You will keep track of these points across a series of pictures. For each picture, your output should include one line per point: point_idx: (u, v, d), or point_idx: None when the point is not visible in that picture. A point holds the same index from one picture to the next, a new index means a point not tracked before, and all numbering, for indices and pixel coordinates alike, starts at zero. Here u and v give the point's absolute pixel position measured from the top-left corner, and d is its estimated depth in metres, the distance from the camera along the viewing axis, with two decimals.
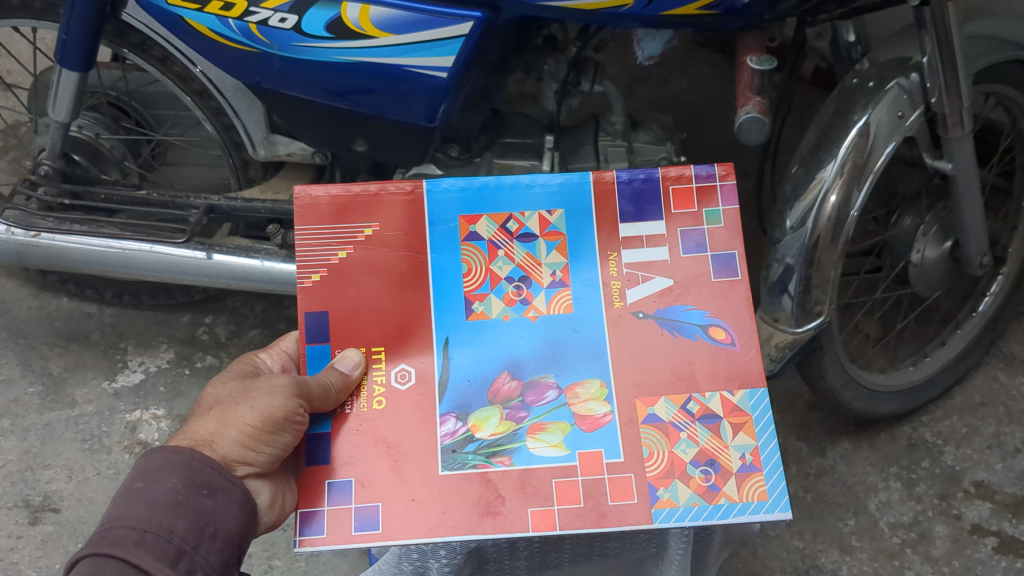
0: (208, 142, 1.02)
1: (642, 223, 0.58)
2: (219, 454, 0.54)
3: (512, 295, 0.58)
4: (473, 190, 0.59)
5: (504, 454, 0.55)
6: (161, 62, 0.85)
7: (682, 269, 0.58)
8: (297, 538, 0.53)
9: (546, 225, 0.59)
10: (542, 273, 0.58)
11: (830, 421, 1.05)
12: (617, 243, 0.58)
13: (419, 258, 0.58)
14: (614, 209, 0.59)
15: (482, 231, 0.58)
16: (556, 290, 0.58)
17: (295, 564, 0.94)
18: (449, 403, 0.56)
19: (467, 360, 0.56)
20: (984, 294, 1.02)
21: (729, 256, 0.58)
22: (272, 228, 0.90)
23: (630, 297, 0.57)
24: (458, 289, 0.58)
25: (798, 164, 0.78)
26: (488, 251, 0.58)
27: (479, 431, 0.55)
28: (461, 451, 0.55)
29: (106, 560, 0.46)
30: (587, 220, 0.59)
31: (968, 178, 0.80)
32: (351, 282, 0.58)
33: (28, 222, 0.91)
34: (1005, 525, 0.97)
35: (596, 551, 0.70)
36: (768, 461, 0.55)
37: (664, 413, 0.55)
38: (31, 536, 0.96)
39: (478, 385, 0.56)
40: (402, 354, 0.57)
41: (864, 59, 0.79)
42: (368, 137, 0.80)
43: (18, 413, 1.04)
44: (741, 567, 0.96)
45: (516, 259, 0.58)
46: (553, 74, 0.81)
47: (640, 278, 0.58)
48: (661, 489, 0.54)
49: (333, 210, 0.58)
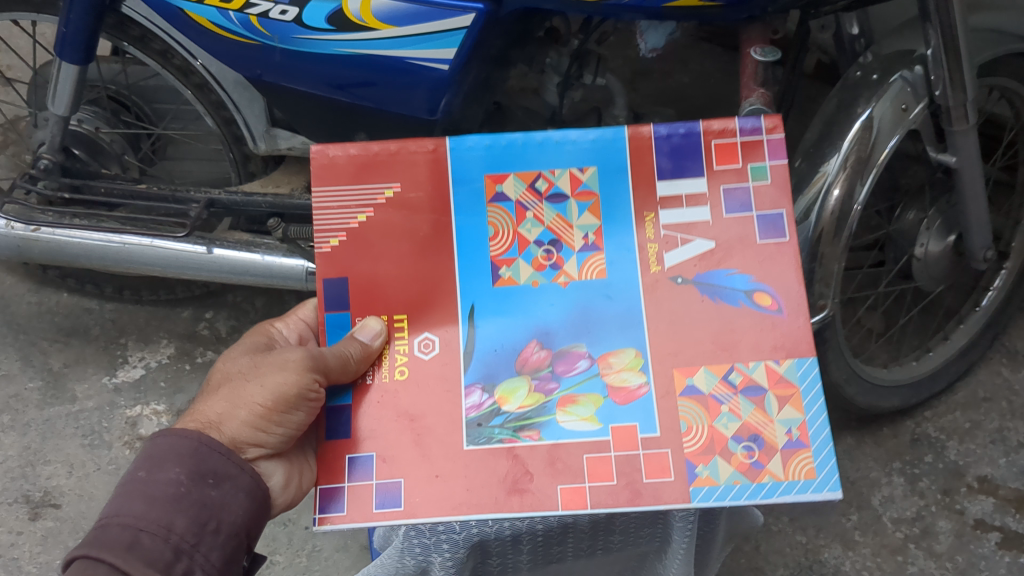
0: (208, 137, 1.02)
1: (680, 180, 0.54)
2: (229, 435, 0.53)
3: (541, 260, 0.54)
4: (500, 148, 0.55)
5: (532, 428, 0.52)
6: (160, 55, 0.85)
7: (725, 230, 0.53)
8: (316, 516, 0.51)
9: (578, 184, 0.54)
10: (573, 237, 0.54)
11: (833, 416, 1.05)
12: (654, 203, 0.54)
13: (442, 221, 0.54)
14: (651, 165, 0.54)
15: (510, 191, 0.55)
16: (588, 255, 0.54)
17: (296, 559, 0.94)
18: (474, 374, 0.53)
19: (492, 329, 0.53)
20: (988, 288, 1.01)
21: (777, 216, 0.53)
22: (272, 222, 0.87)
23: (667, 261, 0.53)
24: (484, 253, 0.54)
25: (802, 157, 0.78)
26: (516, 213, 0.55)
27: (505, 404, 0.52)
28: (486, 426, 0.52)
29: (96, 564, 0.46)
30: (623, 178, 0.54)
31: (972, 171, 0.80)
32: (372, 248, 0.55)
33: (27, 216, 0.91)
34: (1009, 520, 0.97)
35: (599, 545, 0.69)
36: (817, 437, 0.50)
37: (703, 385, 0.52)
38: (31, 532, 0.96)
39: (505, 355, 0.53)
40: (424, 323, 0.54)
41: (868, 52, 0.79)
42: (370, 130, 0.80)
43: (19, 409, 1.04)
44: (743, 562, 0.95)
45: (546, 221, 0.55)
46: (555, 66, 0.80)
47: (679, 240, 0.53)
48: (700, 466, 0.50)
49: (353, 170, 0.55)
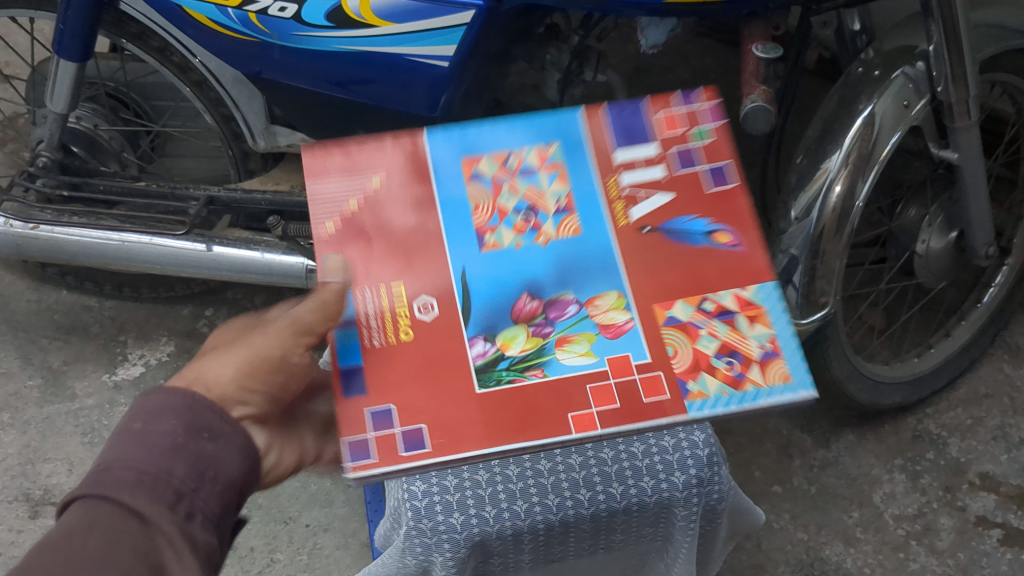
0: (207, 133, 1.02)
1: (634, 147, 0.49)
2: (228, 379, 0.47)
3: (521, 225, 0.47)
4: (464, 133, 0.50)
5: (536, 366, 0.43)
6: (159, 52, 0.84)
7: (687, 189, 0.48)
8: (346, 465, 0.41)
9: (545, 159, 0.49)
10: (549, 204, 0.48)
11: (833, 414, 1.04)
12: (615, 167, 0.49)
13: (421, 196, 0.48)
14: (602, 139, 0.49)
15: (484, 170, 0.49)
16: (563, 218, 0.47)
17: (297, 557, 0.94)
18: (475, 324, 0.44)
19: (484, 277, 0.45)
20: (990, 285, 1.01)
21: (723, 166, 0.48)
22: (272, 220, 0.90)
23: (634, 215, 0.47)
24: (465, 223, 0.47)
25: (804, 153, 0.77)
26: (491, 188, 0.48)
27: (510, 349, 0.43)
28: (493, 370, 0.43)
29: (100, 503, 0.38)
30: (586, 152, 0.49)
31: (974, 167, 0.79)
32: (359, 235, 0.47)
33: (26, 214, 0.90)
34: (1010, 517, 0.96)
35: (601, 545, 0.66)
36: (788, 346, 0.43)
37: (681, 313, 0.44)
38: (31, 530, 0.95)
39: (499, 307, 0.45)
40: (415, 287, 0.45)
41: (870, 48, 0.78)
42: (370, 127, 0.80)
43: (18, 406, 1.03)
44: (745, 560, 0.95)
45: (522, 192, 0.48)
46: (555, 63, 0.79)
47: (642, 196, 0.47)
48: (690, 382, 0.43)
49: (343, 163, 0.49)
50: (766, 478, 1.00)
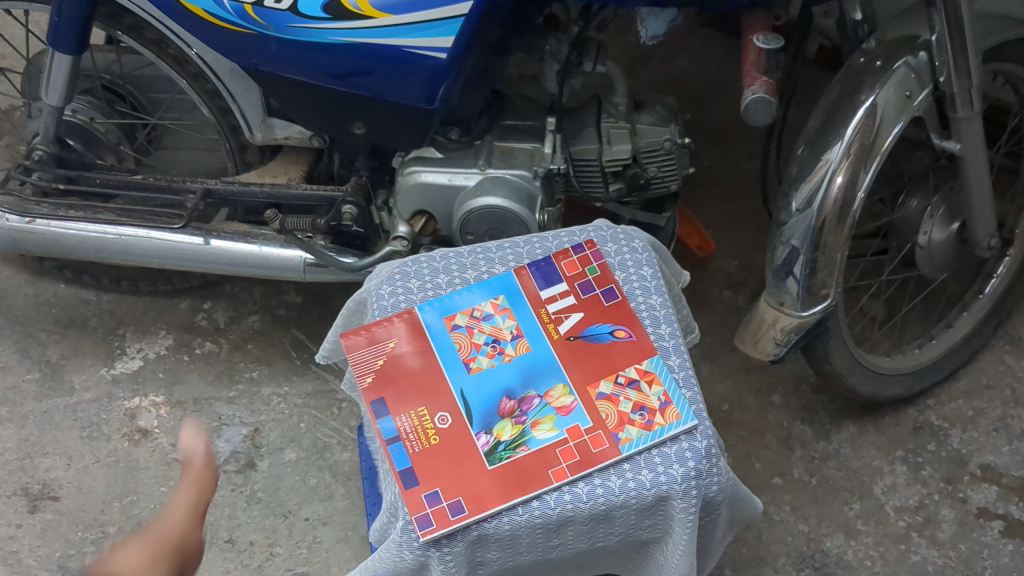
0: (203, 126, 1.00)
1: (553, 286, 0.72)
2: (180, 531, 0.45)
3: (492, 351, 0.69)
4: (439, 300, 0.71)
5: (523, 444, 0.64)
6: (155, 45, 0.84)
7: (593, 309, 0.71)
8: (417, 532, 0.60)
9: (498, 306, 0.71)
10: (507, 334, 0.70)
11: (835, 404, 1.04)
12: (542, 302, 0.71)
13: (431, 361, 0.68)
14: (531, 285, 0.72)
15: (461, 322, 0.70)
16: (519, 342, 0.69)
17: (296, 551, 0.93)
18: (479, 424, 0.65)
19: (477, 388, 0.67)
20: (992, 275, 1.00)
21: (611, 289, 0.72)
22: (270, 213, 0.86)
23: (563, 328, 0.70)
24: (457, 356, 0.68)
25: (805, 144, 0.77)
26: (469, 332, 0.69)
27: (503, 435, 0.64)
28: (496, 452, 0.63)
29: None
30: (526, 302, 0.71)
31: (976, 158, 0.79)
32: (393, 380, 0.67)
33: (22, 208, 0.90)
34: (1012, 509, 0.96)
35: (599, 538, 0.65)
36: (676, 396, 0.66)
37: None
38: (30, 525, 0.94)
39: (491, 410, 0.66)
40: (438, 404, 0.66)
41: (871, 37, 0.77)
42: (367, 119, 0.79)
43: (16, 400, 1.03)
44: (746, 552, 0.94)
45: (492, 330, 0.70)
46: (554, 54, 0.79)
47: (565, 316, 0.71)
48: None
49: (366, 338, 0.68)
50: (767, 470, 1.00)
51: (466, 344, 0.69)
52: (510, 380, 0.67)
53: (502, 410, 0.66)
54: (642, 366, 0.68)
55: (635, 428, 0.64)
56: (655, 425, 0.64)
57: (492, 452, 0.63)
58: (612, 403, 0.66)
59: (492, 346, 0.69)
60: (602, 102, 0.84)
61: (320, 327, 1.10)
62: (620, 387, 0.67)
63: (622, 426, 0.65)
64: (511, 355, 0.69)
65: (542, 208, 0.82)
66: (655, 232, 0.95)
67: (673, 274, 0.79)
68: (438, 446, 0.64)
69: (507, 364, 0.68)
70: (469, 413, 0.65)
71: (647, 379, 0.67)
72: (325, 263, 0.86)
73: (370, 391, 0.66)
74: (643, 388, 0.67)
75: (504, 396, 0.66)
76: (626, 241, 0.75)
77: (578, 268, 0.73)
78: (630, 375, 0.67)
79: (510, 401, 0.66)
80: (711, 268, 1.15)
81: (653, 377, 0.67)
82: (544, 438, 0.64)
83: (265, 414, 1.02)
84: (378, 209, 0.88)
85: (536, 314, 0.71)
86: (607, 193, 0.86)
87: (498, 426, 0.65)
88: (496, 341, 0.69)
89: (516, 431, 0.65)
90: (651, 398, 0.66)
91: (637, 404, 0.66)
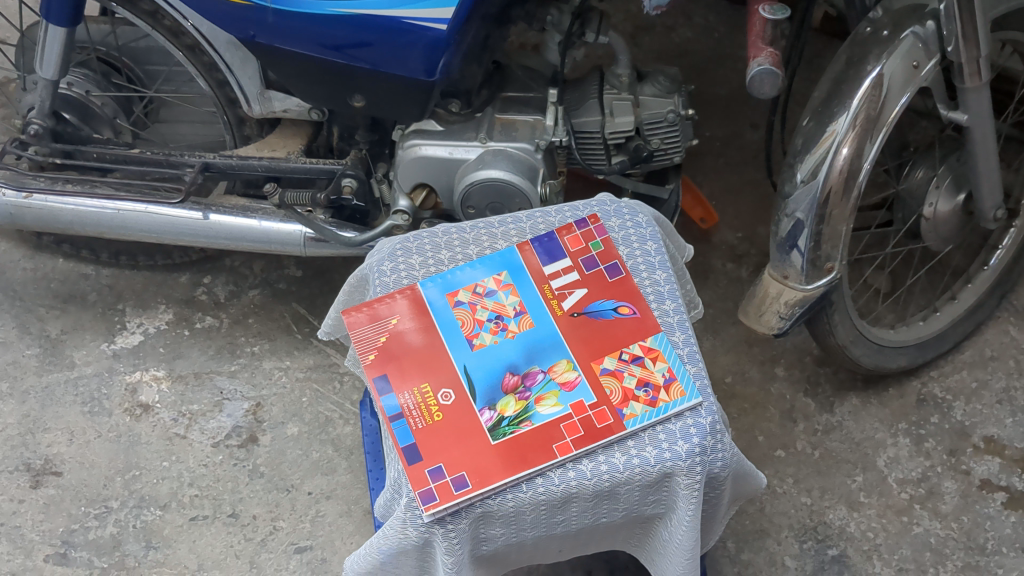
0: (200, 99, 0.99)
1: (556, 261, 0.71)
2: None
3: (496, 327, 0.68)
4: (442, 276, 0.70)
5: (526, 419, 0.63)
6: (150, 16, 0.82)
7: (597, 284, 0.70)
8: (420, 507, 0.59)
9: (501, 282, 0.70)
10: (509, 310, 0.69)
11: (838, 377, 1.04)
12: (546, 278, 0.71)
13: (434, 337, 0.67)
14: (534, 261, 0.71)
15: (462, 297, 0.69)
16: (522, 318, 0.69)
17: (300, 525, 0.93)
18: (483, 400, 0.64)
19: (480, 364, 0.66)
20: (997, 247, 1.00)
21: (614, 264, 0.71)
22: (270, 186, 0.87)
23: (566, 304, 0.69)
24: (460, 331, 0.68)
25: (810, 116, 0.76)
26: (472, 308, 0.69)
27: (506, 411, 0.64)
28: (499, 427, 0.63)
29: None
30: (528, 277, 0.71)
31: (984, 130, 0.78)
32: (395, 355, 0.66)
33: (18, 183, 0.89)
34: (1014, 481, 0.96)
35: (603, 514, 0.65)
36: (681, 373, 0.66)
37: None
38: (32, 501, 0.94)
39: (494, 385, 0.65)
40: (441, 381, 0.65)
41: (879, 6, 0.76)
42: (367, 93, 0.77)
43: (16, 375, 1.02)
44: (749, 524, 0.94)
45: (494, 305, 0.69)
46: (556, 25, 0.77)
47: (569, 292, 0.70)
48: None
49: (368, 315, 0.68)
50: (770, 443, 1.00)
51: (468, 320, 0.68)
52: (513, 356, 0.67)
53: (506, 386, 0.65)
54: (645, 343, 0.67)
55: (640, 404, 0.64)
56: (659, 401, 0.64)
57: (495, 427, 0.63)
58: (616, 379, 0.66)
59: (495, 322, 0.68)
60: (604, 73, 0.84)
61: (321, 301, 1.09)
62: (624, 363, 0.66)
63: (626, 402, 0.64)
64: (513, 331, 0.68)
65: (543, 180, 0.81)
66: (658, 205, 0.94)
67: (677, 249, 0.78)
68: (441, 422, 0.63)
69: (510, 340, 0.68)
70: (472, 389, 0.65)
71: (652, 356, 0.67)
72: (325, 238, 0.86)
73: (373, 367, 0.66)
74: (647, 364, 0.66)
75: (507, 372, 0.66)
76: (630, 216, 0.74)
77: (581, 244, 0.72)
78: (633, 352, 0.67)
79: (514, 377, 0.66)
80: (713, 240, 1.14)
81: (657, 354, 0.67)
82: (547, 413, 0.64)
83: (267, 389, 1.02)
84: (378, 181, 0.88)
85: (539, 290, 0.70)
86: (609, 164, 0.85)
87: (501, 403, 0.64)
88: (499, 317, 0.69)
89: (520, 407, 0.64)
90: (655, 374, 0.66)
91: (640, 380, 0.65)
